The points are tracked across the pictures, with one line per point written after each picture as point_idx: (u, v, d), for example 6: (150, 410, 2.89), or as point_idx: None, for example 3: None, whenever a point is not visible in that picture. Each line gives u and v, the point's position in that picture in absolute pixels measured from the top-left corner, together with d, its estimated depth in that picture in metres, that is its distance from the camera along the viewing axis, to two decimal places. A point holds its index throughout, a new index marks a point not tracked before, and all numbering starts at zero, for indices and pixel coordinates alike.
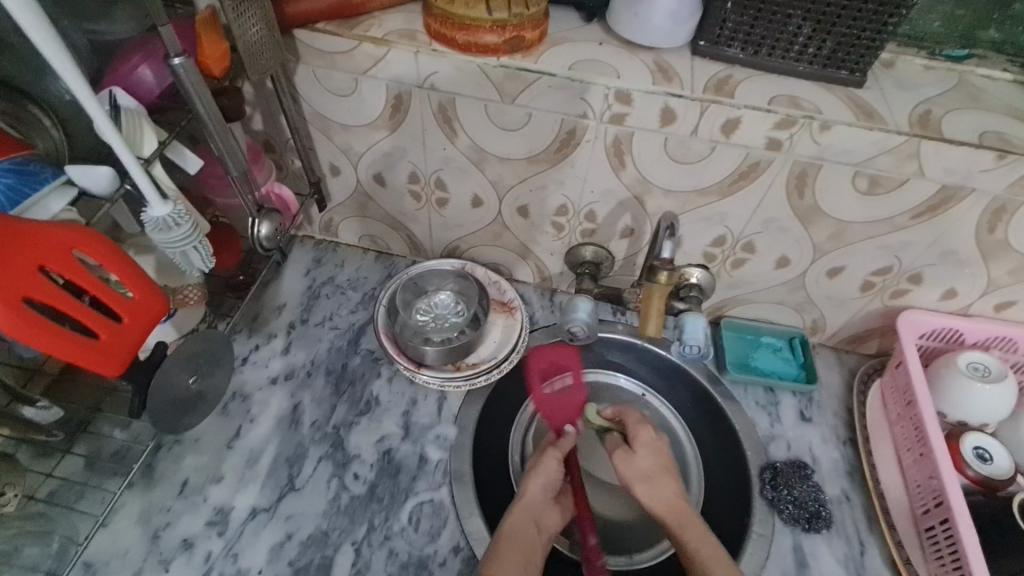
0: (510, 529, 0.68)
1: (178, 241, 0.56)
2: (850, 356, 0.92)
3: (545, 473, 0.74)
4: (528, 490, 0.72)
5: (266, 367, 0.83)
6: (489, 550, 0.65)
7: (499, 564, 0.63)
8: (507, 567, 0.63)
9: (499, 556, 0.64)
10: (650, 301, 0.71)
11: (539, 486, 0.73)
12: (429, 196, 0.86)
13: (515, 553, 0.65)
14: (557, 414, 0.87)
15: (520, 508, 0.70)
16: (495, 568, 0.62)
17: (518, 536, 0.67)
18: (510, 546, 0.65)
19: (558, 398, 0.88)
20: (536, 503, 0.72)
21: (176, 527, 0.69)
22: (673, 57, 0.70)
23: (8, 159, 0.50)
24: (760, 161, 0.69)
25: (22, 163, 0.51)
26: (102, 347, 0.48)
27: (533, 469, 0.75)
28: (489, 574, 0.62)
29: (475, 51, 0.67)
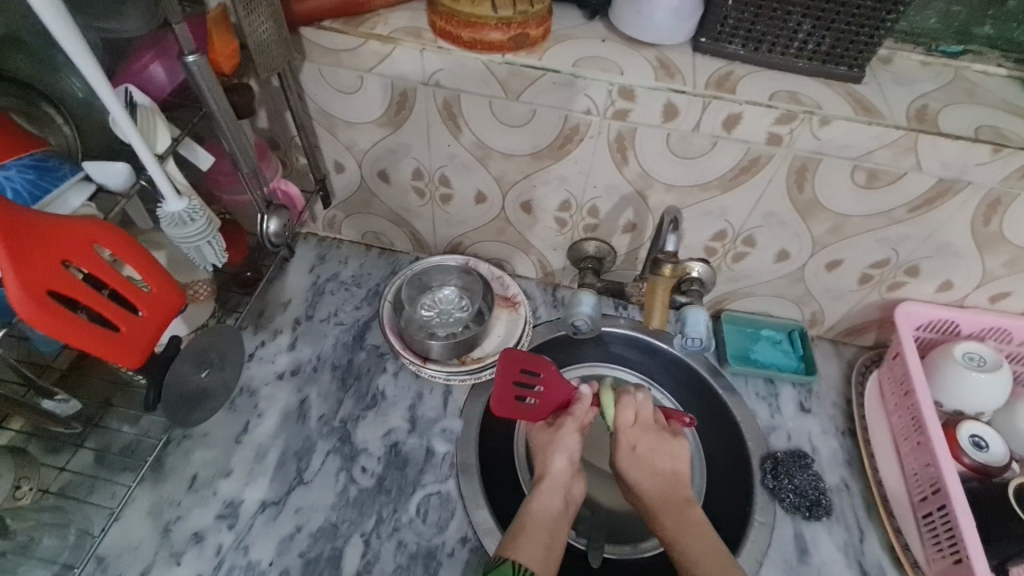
0: (534, 510, 0.68)
1: (193, 235, 0.56)
2: (848, 348, 0.93)
3: (566, 450, 0.74)
4: (553, 468, 0.72)
5: (273, 362, 0.84)
6: (514, 534, 0.65)
7: (523, 548, 0.63)
8: (531, 550, 0.63)
9: (523, 540, 0.64)
10: (654, 293, 0.73)
11: (564, 463, 0.73)
12: (433, 193, 0.87)
13: (539, 534, 0.65)
14: (557, 399, 0.78)
15: (546, 485, 0.71)
16: (522, 553, 0.62)
17: (542, 518, 0.67)
18: (535, 528, 0.66)
19: (548, 390, 0.78)
20: (561, 478, 0.72)
21: (187, 520, 0.70)
22: (675, 54, 0.71)
23: (26, 156, 0.51)
24: (761, 156, 0.70)
25: (42, 159, 0.51)
26: (122, 340, 0.49)
27: (554, 448, 0.74)
28: (516, 558, 0.61)
29: (481, 48, 0.68)
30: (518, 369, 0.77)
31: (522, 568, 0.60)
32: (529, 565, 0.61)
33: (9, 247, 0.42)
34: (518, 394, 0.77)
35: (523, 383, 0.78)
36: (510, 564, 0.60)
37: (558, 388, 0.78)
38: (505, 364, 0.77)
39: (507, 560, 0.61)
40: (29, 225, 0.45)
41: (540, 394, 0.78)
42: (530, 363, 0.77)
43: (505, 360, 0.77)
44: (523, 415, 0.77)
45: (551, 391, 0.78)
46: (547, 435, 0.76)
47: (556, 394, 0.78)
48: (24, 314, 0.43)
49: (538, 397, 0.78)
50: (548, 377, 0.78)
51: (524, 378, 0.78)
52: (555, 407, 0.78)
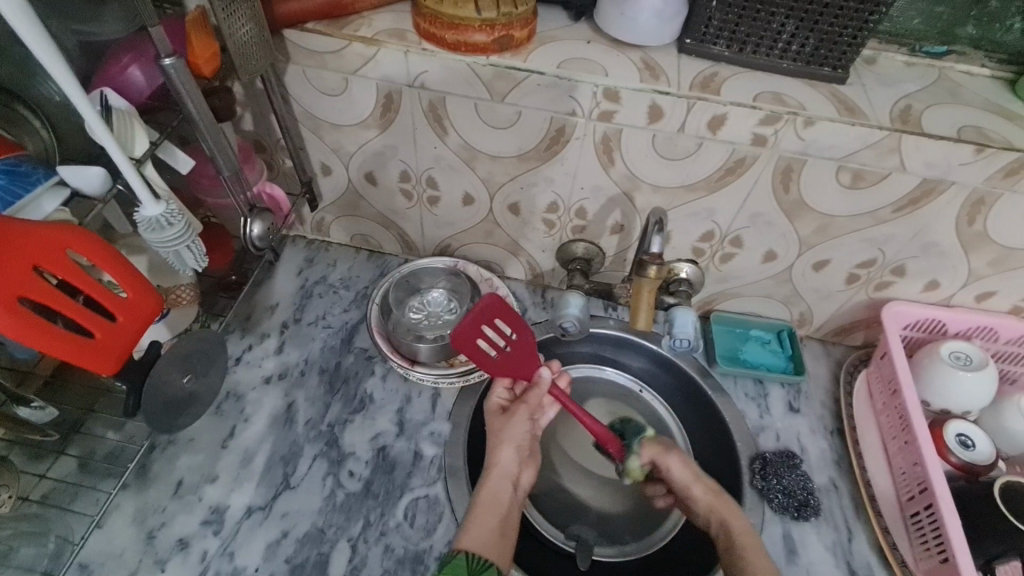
0: (484, 499, 0.68)
1: (172, 240, 0.56)
2: (837, 348, 0.93)
3: (513, 438, 0.75)
4: (501, 457, 0.73)
5: (260, 366, 0.84)
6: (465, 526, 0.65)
7: (473, 539, 0.62)
8: (481, 540, 0.62)
9: (471, 531, 0.63)
10: (640, 294, 0.72)
11: (512, 451, 0.74)
12: (421, 195, 0.86)
13: (487, 524, 0.65)
14: (521, 366, 0.77)
15: (495, 473, 0.71)
16: (472, 545, 0.61)
17: (491, 508, 0.68)
18: (484, 519, 0.66)
19: (515, 352, 0.76)
20: (510, 467, 0.73)
21: (171, 527, 0.69)
22: (660, 55, 0.71)
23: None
24: (746, 157, 0.70)
25: (15, 164, 0.51)
26: (97, 347, 0.49)
27: (502, 437, 0.75)
28: (467, 549, 0.61)
29: (465, 50, 0.68)
30: (494, 318, 0.74)
31: (478, 559, 0.60)
32: (483, 556, 0.60)
33: None
34: (484, 340, 0.74)
35: (495, 333, 0.75)
36: (462, 557, 0.59)
37: (525, 360, 0.77)
38: (486, 303, 0.73)
39: (460, 552, 0.60)
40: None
41: (505, 352, 0.76)
42: (511, 320, 0.74)
43: (486, 301, 0.73)
44: (478, 363, 0.74)
45: (518, 355, 0.77)
46: (500, 421, 0.77)
47: (523, 364, 0.77)
48: None
49: (502, 353, 0.76)
50: (520, 342, 0.76)
51: (496, 333, 0.75)
52: (516, 370, 0.78)
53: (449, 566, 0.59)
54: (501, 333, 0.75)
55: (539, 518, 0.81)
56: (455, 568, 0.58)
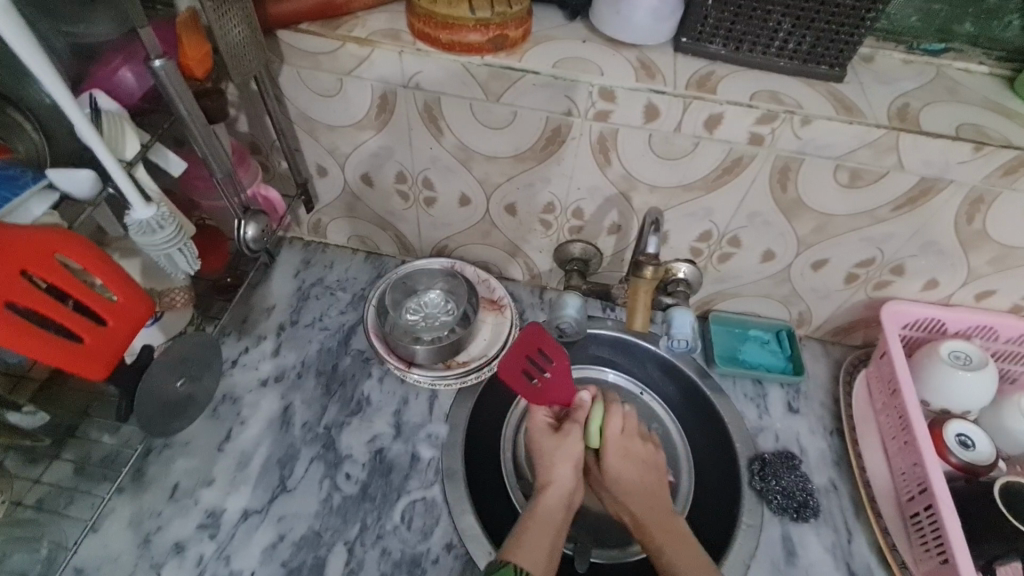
0: (538, 513, 0.69)
1: (163, 243, 0.55)
2: (837, 348, 0.93)
3: (570, 453, 0.75)
4: (559, 472, 0.73)
5: (256, 369, 0.83)
6: (516, 539, 0.66)
7: (528, 555, 0.63)
8: (533, 555, 0.64)
9: (525, 544, 0.65)
10: (636, 295, 0.71)
11: (570, 465, 0.74)
12: (418, 196, 0.86)
13: (544, 542, 0.66)
14: (558, 393, 0.78)
15: (552, 491, 0.72)
16: (524, 560, 0.62)
17: (544, 523, 0.68)
18: (538, 535, 0.66)
19: (555, 378, 0.77)
20: (566, 483, 0.73)
21: (167, 531, 0.69)
22: (656, 54, 0.70)
23: None
24: (743, 156, 0.70)
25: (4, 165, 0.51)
26: (86, 352, 0.48)
27: (558, 453, 0.75)
28: (517, 562, 0.62)
29: (459, 50, 0.67)
30: (535, 347, 0.77)
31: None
32: (532, 570, 0.62)
33: None
34: (526, 369, 0.77)
35: (538, 361, 0.77)
36: (510, 568, 0.61)
37: (565, 384, 0.78)
38: (530, 331, 0.76)
39: (509, 563, 0.61)
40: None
41: (546, 380, 0.77)
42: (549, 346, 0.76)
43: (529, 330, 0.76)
44: (522, 393, 0.76)
45: (557, 382, 0.77)
46: (551, 440, 0.76)
47: (563, 390, 0.78)
48: None
49: (544, 382, 0.77)
50: (558, 367, 0.77)
51: (536, 359, 0.77)
52: (554, 399, 0.78)
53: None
54: (541, 360, 0.77)
55: None
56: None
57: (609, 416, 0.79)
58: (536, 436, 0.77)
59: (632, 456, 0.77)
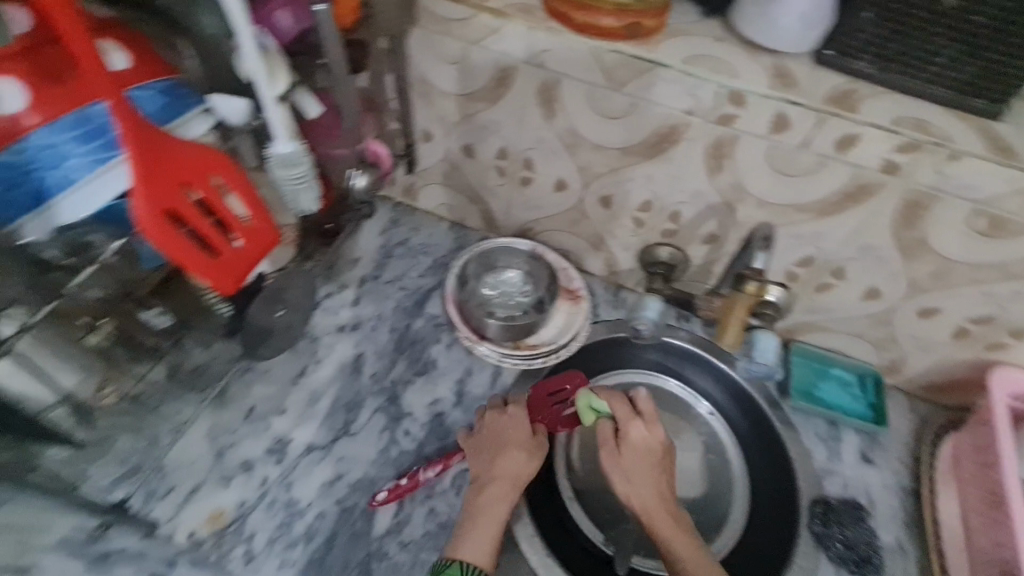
0: (481, 503, 0.67)
1: (297, 178, 0.59)
2: (925, 404, 0.87)
3: (517, 446, 0.71)
4: (501, 464, 0.69)
5: (336, 315, 0.87)
6: (460, 530, 0.65)
7: (467, 541, 0.64)
8: (477, 543, 0.64)
9: (467, 531, 0.65)
10: (732, 310, 0.79)
11: (518, 456, 0.70)
12: (515, 174, 0.87)
13: (489, 525, 0.65)
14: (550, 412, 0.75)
15: (498, 468, 0.69)
16: (467, 552, 0.63)
17: (491, 507, 0.66)
18: (486, 519, 0.65)
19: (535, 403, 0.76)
20: (512, 466, 0.69)
21: (239, 448, 0.74)
22: (795, 63, 0.66)
23: (164, 80, 0.54)
24: (871, 184, 0.66)
25: (177, 85, 0.55)
26: (219, 264, 0.52)
27: (504, 440, 0.71)
28: (462, 557, 0.63)
29: (592, 33, 0.67)
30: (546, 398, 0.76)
31: (469, 566, 0.62)
32: (475, 562, 0.63)
33: (140, 164, 0.48)
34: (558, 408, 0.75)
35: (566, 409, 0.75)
36: (455, 564, 0.62)
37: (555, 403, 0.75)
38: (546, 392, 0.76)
39: (454, 560, 0.62)
40: (162, 149, 0.49)
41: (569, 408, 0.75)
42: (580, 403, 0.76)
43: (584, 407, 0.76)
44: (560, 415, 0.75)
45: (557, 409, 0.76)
46: (497, 419, 0.73)
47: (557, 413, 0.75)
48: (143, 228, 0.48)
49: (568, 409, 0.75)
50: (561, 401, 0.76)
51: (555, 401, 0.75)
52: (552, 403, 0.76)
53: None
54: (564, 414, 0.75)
55: (579, 513, 0.80)
56: None
57: (613, 400, 0.74)
58: (491, 424, 0.73)
59: (638, 441, 0.71)
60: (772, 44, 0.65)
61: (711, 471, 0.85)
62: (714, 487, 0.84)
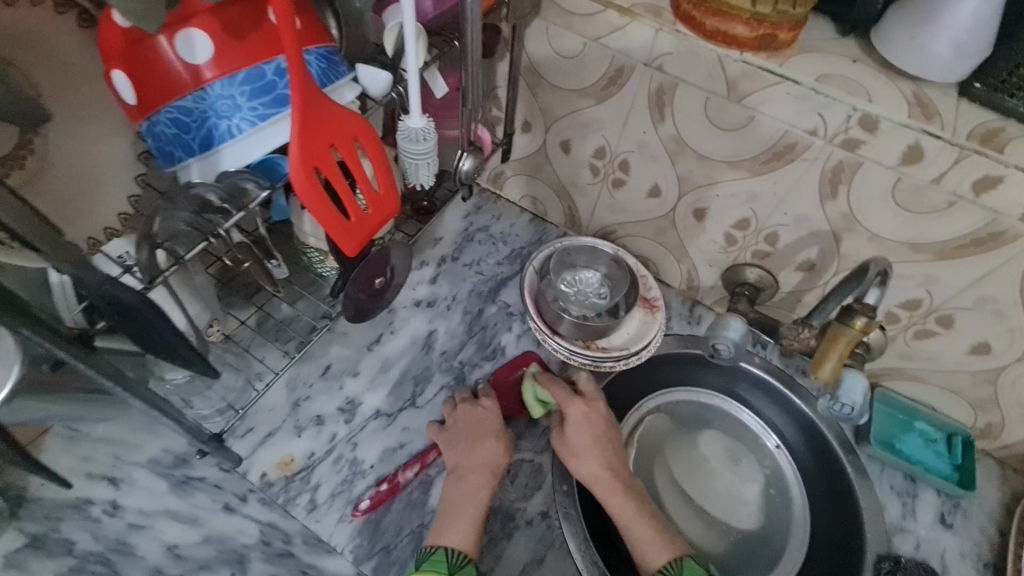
0: (458, 493, 0.69)
1: (420, 154, 0.60)
2: (1018, 476, 0.80)
3: (484, 433, 0.73)
4: (473, 452, 0.71)
5: (414, 289, 0.90)
6: (440, 518, 0.67)
7: (449, 532, 0.65)
8: (460, 533, 0.65)
9: (448, 521, 0.66)
10: (835, 341, 0.65)
11: (488, 443, 0.72)
12: (609, 175, 0.86)
13: (469, 514, 0.67)
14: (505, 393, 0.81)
15: (469, 454, 0.71)
16: (450, 539, 0.65)
17: (467, 494, 0.68)
18: (462, 507, 0.67)
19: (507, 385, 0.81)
20: (489, 454, 0.71)
21: (314, 403, 0.78)
22: (937, 93, 0.62)
23: (324, 46, 0.54)
24: (1005, 232, 0.61)
25: (333, 52, 0.55)
26: (347, 229, 0.53)
27: (474, 428, 0.73)
28: (449, 546, 0.64)
29: (719, 40, 0.65)
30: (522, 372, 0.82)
31: (460, 555, 0.64)
32: (462, 549, 0.64)
33: (299, 121, 0.49)
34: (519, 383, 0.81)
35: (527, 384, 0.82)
36: (441, 553, 0.63)
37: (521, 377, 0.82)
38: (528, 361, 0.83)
39: (440, 548, 0.64)
40: (319, 109, 0.51)
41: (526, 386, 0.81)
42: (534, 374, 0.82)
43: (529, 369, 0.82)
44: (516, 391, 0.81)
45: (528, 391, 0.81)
46: (466, 408, 0.75)
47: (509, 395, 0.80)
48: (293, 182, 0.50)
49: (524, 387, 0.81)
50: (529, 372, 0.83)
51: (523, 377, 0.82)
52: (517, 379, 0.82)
53: (428, 562, 0.63)
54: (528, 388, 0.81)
55: None
56: (437, 566, 0.62)
57: (552, 385, 0.77)
58: (462, 415, 0.75)
59: (579, 417, 0.74)
60: (917, 70, 0.62)
61: (770, 506, 0.83)
62: (772, 522, 0.82)
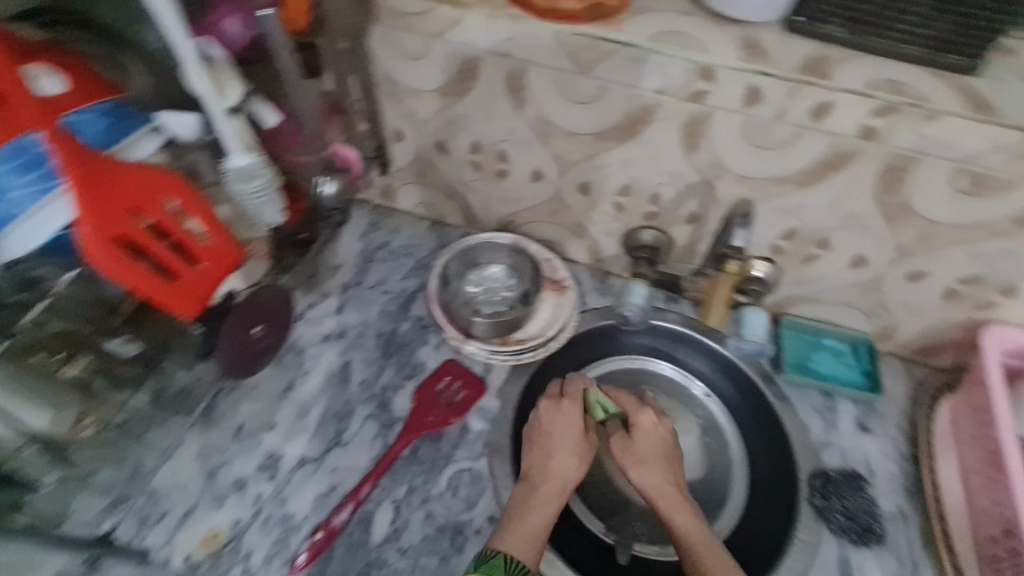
0: (523, 506, 0.65)
1: (256, 191, 0.58)
2: (920, 368, 0.86)
3: (570, 446, 0.69)
4: (556, 465, 0.67)
5: (319, 325, 0.86)
6: (505, 526, 0.63)
7: (512, 540, 0.61)
8: (522, 539, 0.61)
9: (512, 530, 0.63)
10: (716, 290, 0.81)
11: (570, 458, 0.68)
12: (490, 167, 0.85)
13: (533, 522, 0.63)
14: (431, 409, 0.79)
15: (534, 470, 0.68)
16: (512, 546, 0.61)
17: (533, 508, 0.64)
18: (528, 518, 0.64)
19: (428, 400, 0.79)
20: (552, 467, 0.67)
21: (231, 467, 0.73)
22: (764, 33, 0.65)
23: (107, 102, 0.54)
24: (849, 152, 0.64)
25: (120, 107, 0.54)
26: (179, 289, 0.52)
27: (552, 445, 0.69)
28: (507, 550, 0.60)
29: (555, 17, 0.65)
30: (449, 377, 0.81)
31: (516, 563, 0.60)
32: (522, 559, 0.60)
33: (86, 192, 0.47)
34: (442, 392, 0.80)
35: (458, 393, 0.80)
36: (500, 560, 0.59)
37: (449, 386, 0.81)
38: (452, 368, 0.82)
39: (498, 554, 0.60)
40: (107, 174, 0.49)
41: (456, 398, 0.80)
42: (462, 380, 0.81)
43: (473, 381, 0.81)
44: (441, 408, 0.79)
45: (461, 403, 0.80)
46: (550, 413, 0.71)
47: (432, 412, 0.78)
48: (94, 256, 0.47)
49: (450, 399, 0.80)
50: (454, 377, 0.82)
51: (446, 387, 0.81)
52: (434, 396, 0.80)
53: (487, 566, 0.59)
54: (456, 401, 0.80)
55: (580, 505, 0.79)
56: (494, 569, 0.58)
57: (620, 396, 0.73)
58: (546, 420, 0.71)
59: (649, 427, 0.70)
60: (739, 14, 0.64)
61: (710, 453, 0.84)
62: (712, 465, 0.84)
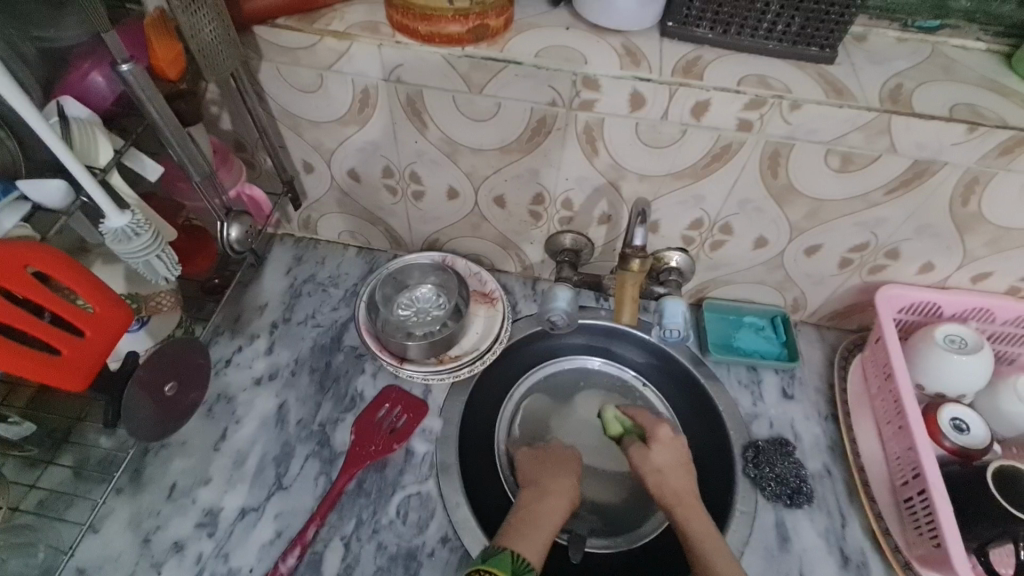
0: (531, 509, 0.70)
1: (139, 251, 0.57)
2: (832, 332, 0.92)
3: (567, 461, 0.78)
4: (561, 477, 0.74)
5: (250, 368, 0.84)
6: (514, 526, 0.68)
7: (521, 539, 0.66)
8: (531, 539, 0.66)
9: (520, 531, 0.67)
10: (624, 288, 0.72)
11: (568, 472, 0.76)
12: (405, 190, 0.85)
13: (540, 533, 0.67)
14: (373, 437, 0.78)
15: (544, 485, 0.73)
16: (523, 548, 0.65)
17: (542, 518, 0.69)
18: (538, 524, 0.68)
19: (369, 429, 0.78)
20: (561, 485, 0.73)
21: (166, 530, 0.70)
22: (642, 40, 0.68)
23: None
24: (732, 143, 0.69)
25: None
26: (65, 364, 0.51)
27: (555, 455, 0.78)
28: (516, 550, 0.65)
29: (439, 41, 0.66)
30: (388, 403, 0.81)
31: (522, 560, 0.64)
32: (527, 558, 0.64)
33: None
34: (381, 420, 0.79)
35: (399, 419, 0.79)
36: (509, 555, 0.64)
37: (390, 412, 0.80)
38: (390, 392, 0.82)
39: (506, 549, 0.64)
40: None
41: (399, 425, 0.79)
42: (402, 404, 0.81)
43: (415, 403, 0.81)
44: (383, 436, 0.78)
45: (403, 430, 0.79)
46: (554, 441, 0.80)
47: (373, 440, 0.77)
48: None
49: (393, 428, 0.79)
50: (394, 400, 0.81)
51: (386, 415, 0.80)
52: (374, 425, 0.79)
53: (496, 559, 0.63)
54: (398, 428, 0.79)
55: None
56: (503, 563, 0.62)
57: (636, 414, 0.83)
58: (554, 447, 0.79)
59: (665, 439, 0.78)
60: (615, 25, 0.67)
61: None
62: None
